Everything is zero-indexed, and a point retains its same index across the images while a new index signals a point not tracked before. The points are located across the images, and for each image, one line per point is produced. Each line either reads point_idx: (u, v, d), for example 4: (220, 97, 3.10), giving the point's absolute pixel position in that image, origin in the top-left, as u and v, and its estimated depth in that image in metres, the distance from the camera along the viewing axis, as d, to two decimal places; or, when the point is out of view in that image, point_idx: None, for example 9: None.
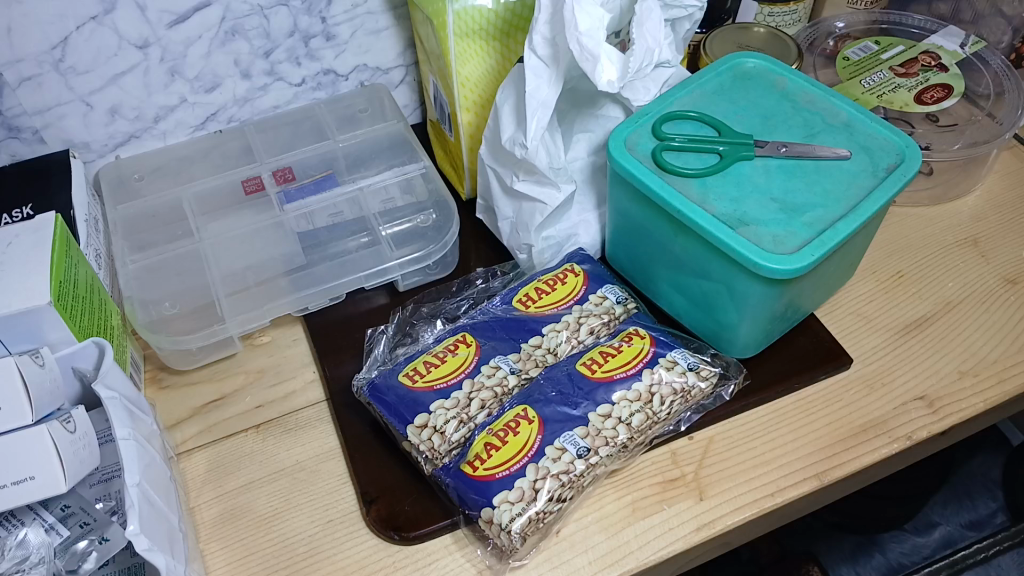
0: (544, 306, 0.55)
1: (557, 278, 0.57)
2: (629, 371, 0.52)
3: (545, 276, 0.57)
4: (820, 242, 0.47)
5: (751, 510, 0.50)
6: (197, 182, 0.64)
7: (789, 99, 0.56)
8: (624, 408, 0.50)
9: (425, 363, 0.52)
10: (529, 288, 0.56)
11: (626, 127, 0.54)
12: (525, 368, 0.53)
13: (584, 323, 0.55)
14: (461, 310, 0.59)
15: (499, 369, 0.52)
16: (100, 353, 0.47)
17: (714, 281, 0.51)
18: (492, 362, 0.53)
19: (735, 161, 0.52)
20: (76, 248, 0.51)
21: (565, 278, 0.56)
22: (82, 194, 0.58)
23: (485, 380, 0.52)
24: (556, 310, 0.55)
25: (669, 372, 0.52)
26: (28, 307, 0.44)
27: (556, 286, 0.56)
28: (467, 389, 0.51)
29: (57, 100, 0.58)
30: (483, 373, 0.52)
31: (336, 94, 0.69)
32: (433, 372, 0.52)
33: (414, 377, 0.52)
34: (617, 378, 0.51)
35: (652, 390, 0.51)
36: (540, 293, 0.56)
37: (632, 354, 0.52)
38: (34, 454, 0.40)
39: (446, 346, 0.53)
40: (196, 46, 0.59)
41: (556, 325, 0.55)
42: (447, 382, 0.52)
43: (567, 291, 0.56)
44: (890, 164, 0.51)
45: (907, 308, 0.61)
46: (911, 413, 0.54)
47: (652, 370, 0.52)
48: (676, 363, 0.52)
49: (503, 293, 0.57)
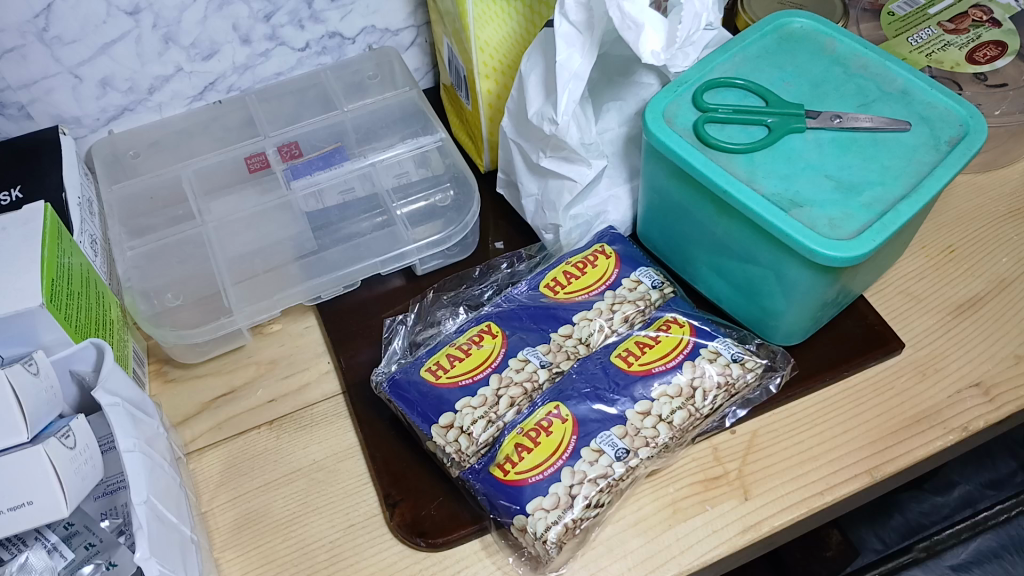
0: (573, 292, 0.52)
1: (586, 260, 0.53)
2: (669, 363, 0.48)
3: (574, 258, 0.53)
4: (881, 226, 0.43)
5: (799, 510, 0.47)
6: (198, 158, 0.59)
7: (840, 63, 0.51)
8: (665, 405, 0.47)
9: (448, 357, 0.49)
10: (556, 272, 0.53)
11: (663, 97, 0.49)
12: (557, 362, 0.49)
13: (618, 310, 0.51)
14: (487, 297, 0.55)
15: (529, 363, 0.49)
16: (100, 355, 0.43)
17: (761, 266, 0.47)
18: (520, 355, 0.49)
19: (784, 134, 0.47)
20: (68, 237, 0.47)
21: (596, 260, 0.52)
22: (74, 174, 0.54)
23: (514, 375, 0.48)
24: (586, 295, 0.51)
25: (711, 364, 0.48)
26: (21, 310, 0.41)
27: (585, 269, 0.52)
28: (495, 385, 0.48)
29: (43, 72, 0.53)
30: (511, 368, 0.49)
31: (343, 59, 0.64)
32: (456, 368, 0.48)
33: (437, 373, 0.48)
34: (656, 371, 0.48)
35: (693, 384, 0.47)
36: (569, 277, 0.52)
37: (671, 345, 0.49)
38: (32, 478, 0.36)
39: (470, 337, 0.50)
40: (191, 10, 0.55)
41: (587, 313, 0.51)
42: (472, 377, 0.48)
43: (597, 275, 0.52)
44: (953, 137, 0.47)
45: (959, 286, 0.57)
46: (967, 402, 0.51)
47: (694, 363, 0.48)
48: (718, 355, 0.48)
49: (529, 278, 0.54)
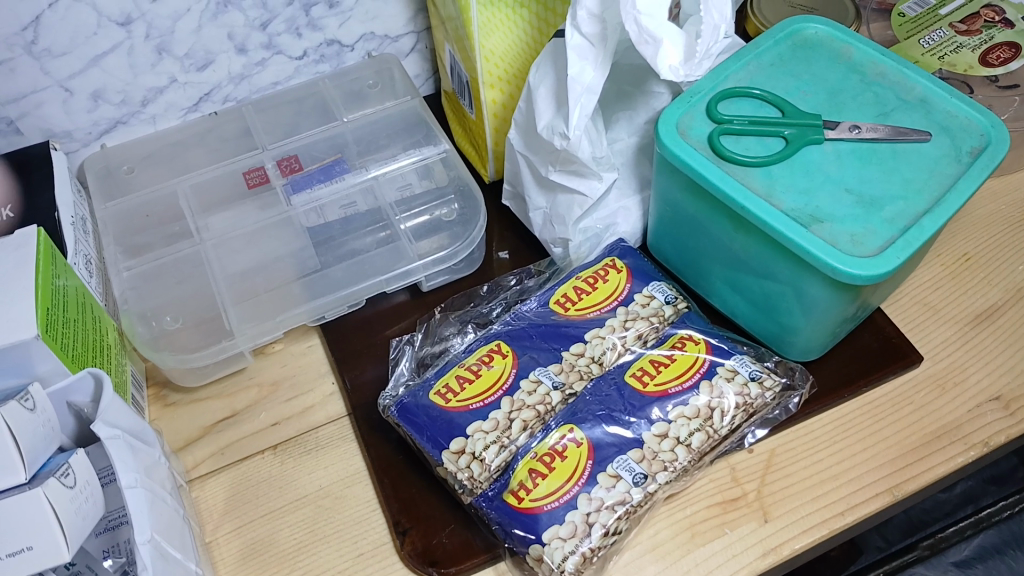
0: (585, 308, 0.50)
1: (597, 275, 0.51)
2: (685, 384, 0.47)
3: (584, 273, 0.52)
4: (905, 242, 0.42)
5: (820, 532, 0.46)
6: (195, 172, 0.58)
7: (856, 71, 0.50)
8: (682, 426, 0.45)
9: (457, 379, 0.47)
10: (566, 288, 0.51)
11: (676, 108, 0.47)
12: (570, 383, 0.47)
13: (631, 326, 0.49)
14: (495, 315, 0.53)
15: (541, 384, 0.47)
16: (98, 385, 0.41)
17: (780, 282, 0.46)
18: (532, 376, 0.47)
19: (803, 146, 0.46)
20: (62, 259, 0.46)
21: (607, 275, 0.51)
22: (66, 191, 0.52)
23: (526, 398, 0.47)
24: (598, 312, 0.50)
25: (729, 384, 0.47)
26: (15, 343, 0.39)
27: (596, 284, 0.51)
28: (506, 408, 0.46)
29: (32, 86, 0.51)
30: (523, 389, 0.47)
31: (341, 66, 0.62)
32: (465, 391, 0.47)
33: (446, 397, 0.47)
34: (672, 392, 0.46)
35: (711, 405, 0.46)
36: (579, 293, 0.51)
37: (688, 364, 0.47)
38: (31, 521, 0.35)
39: (480, 358, 0.48)
40: (185, 20, 0.53)
41: (599, 331, 0.49)
42: (483, 400, 0.47)
43: (609, 291, 0.51)
44: (974, 148, 0.46)
45: (976, 295, 0.56)
46: (987, 416, 0.50)
47: (711, 383, 0.47)
48: (736, 373, 0.47)
49: (538, 294, 0.52)
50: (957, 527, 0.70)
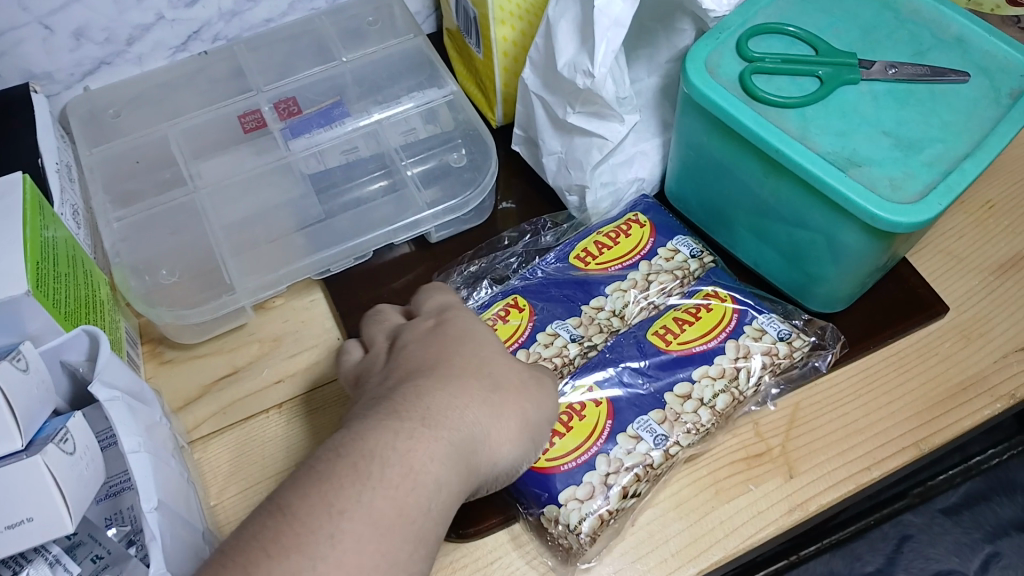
0: (606, 262, 0.48)
1: (619, 229, 0.49)
2: (710, 342, 0.45)
3: (605, 228, 0.49)
4: (946, 187, 0.40)
5: (847, 487, 0.45)
6: (185, 116, 0.55)
7: (890, 7, 0.47)
8: (706, 387, 0.44)
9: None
10: (586, 242, 0.49)
11: (704, 45, 0.45)
12: (590, 337, 0.46)
13: (654, 281, 0.47)
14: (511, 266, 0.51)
15: (559, 337, 0.45)
16: (93, 343, 0.39)
17: (811, 230, 0.44)
18: (550, 329, 0.46)
19: (838, 85, 0.43)
20: (50, 208, 0.43)
21: (629, 229, 0.49)
22: (49, 137, 0.49)
23: (543, 350, 0.45)
24: (618, 266, 0.48)
25: (756, 343, 0.45)
26: (5, 299, 0.36)
27: (619, 240, 0.49)
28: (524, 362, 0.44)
29: (9, 23, 0.48)
30: (540, 342, 0.45)
31: (338, 2, 0.59)
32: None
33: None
34: (696, 351, 0.45)
35: (738, 364, 0.44)
36: (599, 247, 0.49)
37: (714, 321, 0.46)
38: (30, 492, 0.33)
39: (496, 312, 0.46)
40: None
41: (620, 284, 0.47)
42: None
43: (634, 244, 0.49)
44: (1014, 89, 0.43)
45: (1000, 244, 0.54)
46: (1013, 367, 0.49)
47: (737, 341, 0.45)
48: (764, 333, 0.45)
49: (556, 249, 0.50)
50: (946, 474, 0.68)
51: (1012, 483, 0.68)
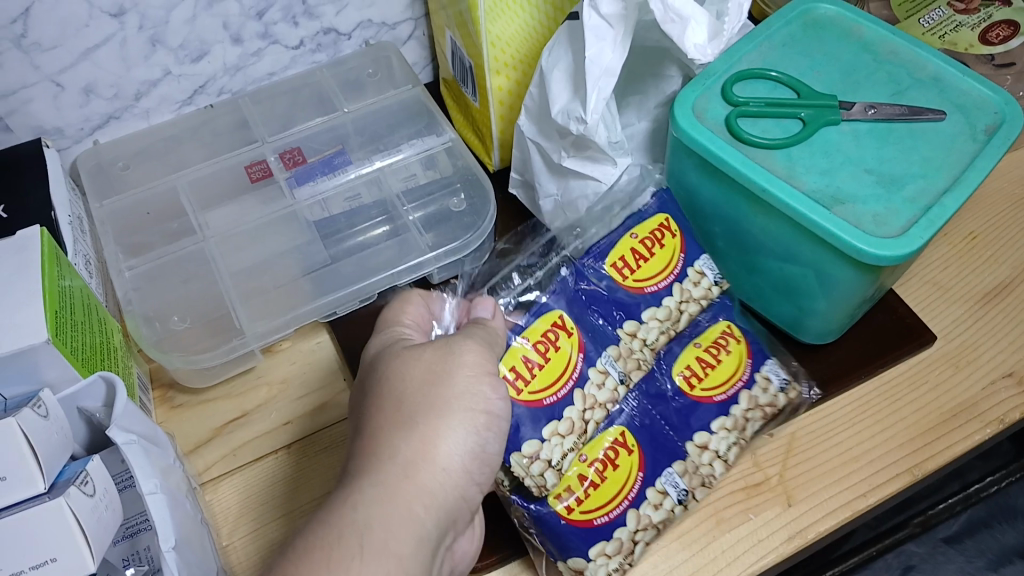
0: (642, 281, 0.45)
1: (653, 236, 0.46)
2: (728, 395, 0.46)
3: (642, 232, 0.46)
4: (927, 222, 0.41)
5: (844, 514, 0.46)
6: (191, 168, 0.57)
7: (869, 49, 0.50)
8: (723, 440, 0.45)
9: (526, 364, 0.41)
10: (623, 248, 0.45)
11: (692, 91, 0.47)
12: (630, 373, 0.44)
13: (684, 312, 0.47)
14: (538, 276, 0.45)
15: (608, 376, 0.43)
16: (111, 390, 0.41)
17: (801, 265, 0.46)
18: (600, 366, 0.43)
19: (821, 127, 0.45)
20: (64, 259, 0.44)
21: (663, 239, 0.46)
22: (61, 190, 0.50)
23: (597, 394, 0.43)
24: (654, 287, 0.46)
25: (763, 395, 0.47)
26: (23, 348, 0.37)
27: (654, 249, 0.46)
28: (580, 405, 0.42)
29: (21, 81, 0.50)
30: (593, 381, 0.43)
31: (338, 56, 0.61)
32: (537, 380, 0.41)
33: (518, 387, 0.41)
34: (716, 401, 0.46)
35: (747, 416, 0.47)
36: (638, 259, 0.45)
37: (730, 370, 0.47)
38: (54, 534, 0.34)
39: (547, 335, 0.42)
40: (179, 10, 0.51)
41: (655, 311, 0.46)
42: (553, 394, 0.42)
43: (665, 262, 0.46)
44: (989, 125, 0.45)
45: (985, 273, 0.56)
46: (1001, 393, 0.50)
47: (749, 393, 0.47)
48: (768, 382, 0.48)
49: (584, 260, 0.45)
50: (946, 504, 0.68)
51: (1014, 510, 0.70)
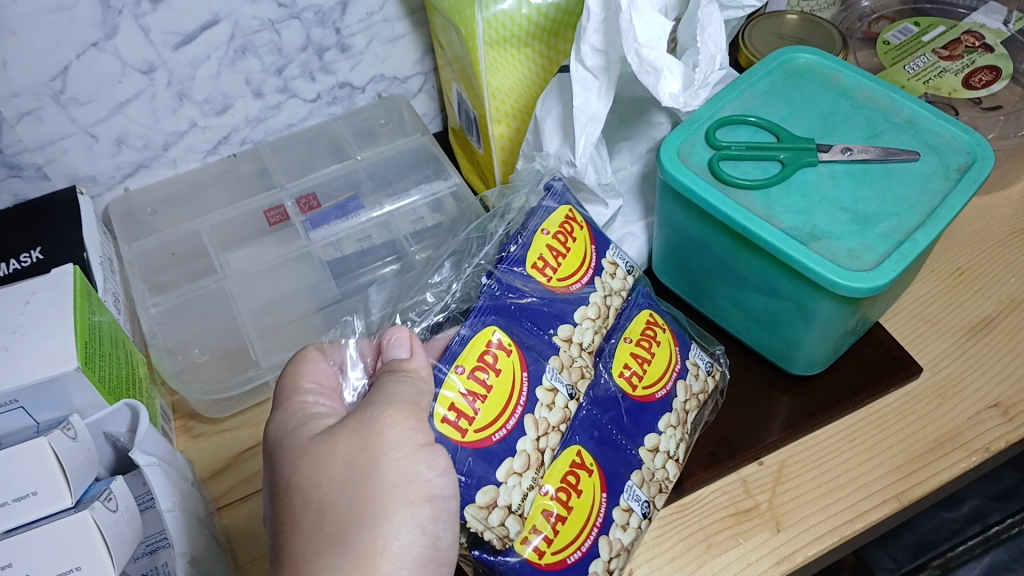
0: (566, 280, 0.44)
1: (564, 230, 0.45)
2: (667, 388, 0.48)
3: (552, 234, 0.44)
4: (899, 255, 0.44)
5: (831, 539, 0.47)
6: (215, 213, 0.61)
7: (847, 96, 0.53)
8: (670, 439, 0.48)
9: (466, 401, 0.38)
10: (540, 248, 0.44)
11: (677, 136, 0.50)
12: (576, 385, 0.43)
13: (612, 305, 0.46)
14: (455, 294, 0.43)
15: (557, 394, 0.41)
16: (135, 417, 0.44)
17: (783, 298, 0.48)
18: (546, 384, 0.41)
19: (799, 168, 0.48)
20: (95, 296, 0.48)
21: (575, 236, 0.45)
22: (93, 233, 0.54)
23: (548, 416, 0.41)
24: (577, 284, 0.45)
25: (695, 378, 0.50)
26: (54, 375, 0.41)
27: (568, 244, 0.45)
28: (533, 435, 0.40)
29: (59, 133, 0.54)
30: (542, 405, 0.41)
31: (353, 108, 0.65)
32: (482, 416, 0.38)
33: (462, 429, 0.38)
34: (658, 397, 0.48)
35: (684, 408, 0.49)
36: (558, 257, 0.44)
37: (661, 362, 0.48)
38: (79, 543, 0.37)
39: (478, 361, 0.39)
40: (204, 67, 0.56)
41: (587, 310, 0.44)
42: (504, 428, 0.39)
43: (579, 257, 0.45)
44: (961, 165, 0.48)
45: (971, 308, 0.58)
46: (986, 422, 0.52)
47: (685, 383, 0.49)
48: (698, 367, 0.51)
49: (505, 268, 0.42)
50: (966, 546, 0.67)
51: None
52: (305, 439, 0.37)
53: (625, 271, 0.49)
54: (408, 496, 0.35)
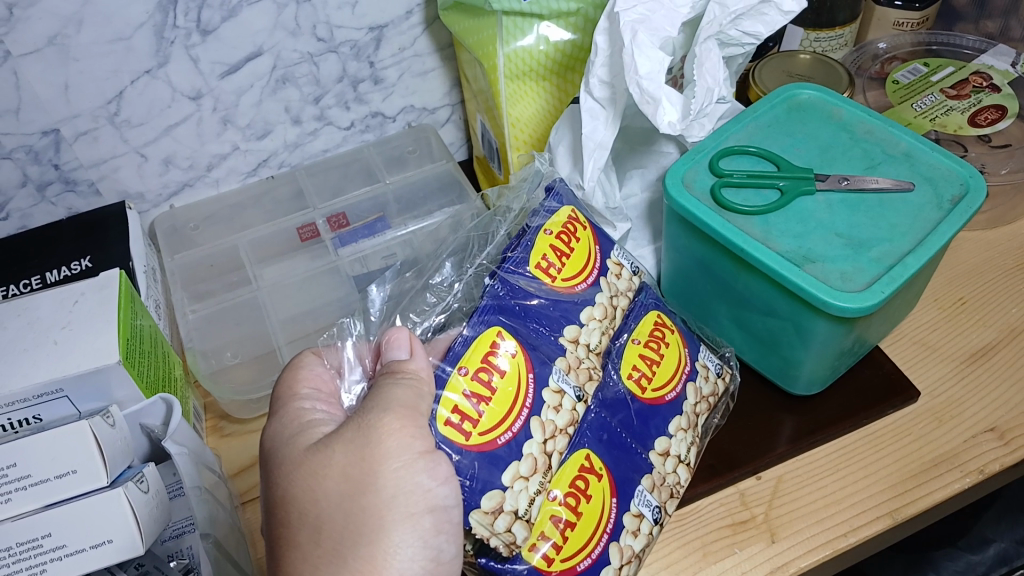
0: (571, 279, 0.47)
1: (566, 230, 0.48)
2: (677, 390, 0.50)
3: (557, 235, 0.47)
4: (889, 278, 0.46)
5: (825, 551, 0.49)
6: (252, 229, 0.65)
7: (847, 130, 0.55)
8: (680, 442, 0.50)
9: (470, 403, 0.40)
10: (542, 249, 0.46)
11: (682, 164, 0.53)
12: (584, 386, 0.45)
13: (618, 305, 0.49)
14: (458, 293, 0.47)
15: (564, 394, 0.44)
16: (168, 410, 0.48)
17: (780, 317, 0.50)
18: (552, 385, 0.43)
19: (797, 196, 0.51)
20: (138, 300, 0.52)
21: (579, 237, 0.48)
22: (139, 244, 0.59)
23: (554, 416, 0.43)
24: (583, 284, 0.47)
25: (705, 381, 0.53)
26: (97, 367, 0.45)
27: (570, 244, 0.47)
28: (539, 436, 0.42)
29: (112, 152, 0.59)
30: (549, 406, 0.43)
31: (384, 136, 0.70)
32: (486, 418, 0.41)
33: (466, 431, 0.40)
34: (669, 400, 0.50)
35: (694, 410, 0.51)
36: (562, 257, 0.46)
37: (670, 367, 0.50)
38: (113, 518, 0.41)
39: (480, 364, 0.41)
40: (247, 95, 0.60)
41: (592, 312, 0.47)
42: (510, 430, 0.41)
43: (585, 257, 0.48)
44: (955, 195, 0.50)
45: (972, 336, 0.59)
46: (982, 445, 0.53)
47: (695, 384, 0.52)
48: (708, 369, 0.53)
49: (508, 269, 0.45)
50: None
51: None
52: (301, 449, 0.40)
53: (632, 273, 0.51)
54: (408, 508, 0.38)
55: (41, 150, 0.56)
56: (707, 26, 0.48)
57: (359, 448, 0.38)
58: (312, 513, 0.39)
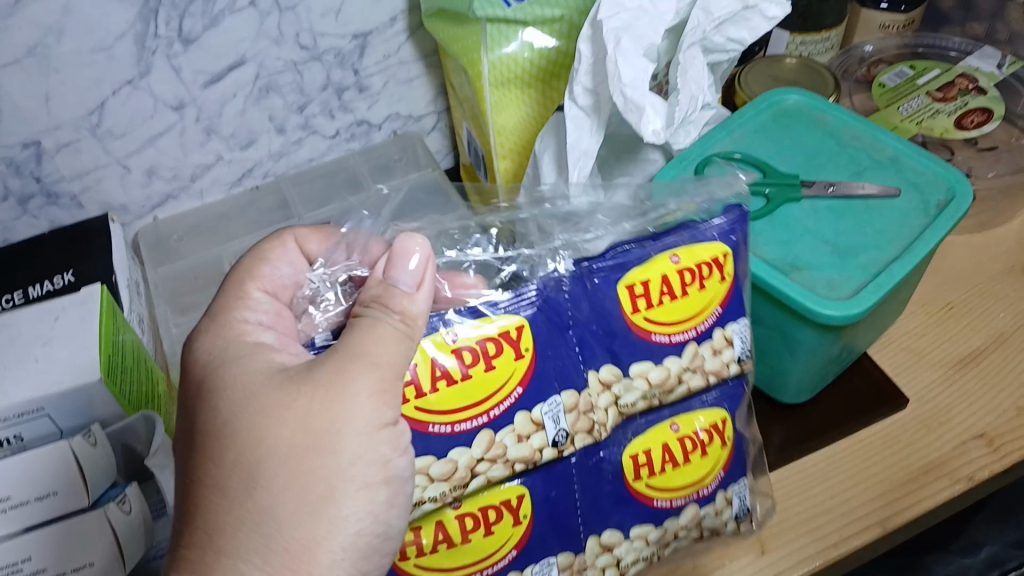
0: (653, 324, 0.43)
1: (696, 270, 0.43)
2: (671, 502, 0.44)
3: (676, 268, 0.43)
4: (876, 286, 0.46)
5: (816, 561, 0.49)
6: (236, 240, 0.65)
7: (833, 136, 0.55)
8: (630, 551, 0.44)
9: (438, 372, 0.39)
10: (651, 274, 0.43)
11: (667, 172, 0.53)
12: (574, 432, 0.41)
13: (685, 381, 0.44)
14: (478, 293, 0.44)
15: (541, 433, 0.40)
16: (151, 428, 0.48)
17: (768, 326, 0.50)
18: (536, 412, 0.40)
19: (783, 203, 0.51)
20: (120, 314, 0.51)
21: (705, 284, 0.44)
22: (122, 257, 0.58)
23: (511, 448, 0.40)
24: (665, 338, 0.43)
25: (714, 517, 0.46)
26: (80, 385, 0.44)
27: (688, 287, 0.43)
28: (479, 450, 0.39)
29: (94, 163, 0.58)
30: (514, 429, 0.40)
31: (370, 144, 0.69)
32: (441, 394, 0.39)
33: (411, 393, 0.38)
34: (655, 504, 0.44)
35: (676, 529, 0.45)
36: (661, 295, 0.43)
37: (683, 477, 0.44)
38: (96, 539, 0.41)
39: (482, 342, 0.40)
40: (231, 104, 0.60)
41: (648, 369, 0.43)
42: (451, 425, 0.39)
43: (693, 310, 0.43)
44: (941, 201, 0.50)
45: (960, 341, 0.59)
46: (971, 452, 0.53)
47: (695, 508, 0.45)
48: (728, 506, 0.47)
49: (599, 274, 0.43)
50: None
51: None
52: (257, 385, 0.35)
53: (736, 359, 0.45)
54: (364, 477, 0.34)
55: (23, 162, 0.56)
56: (691, 31, 0.48)
57: (325, 400, 0.34)
58: (252, 456, 0.33)
